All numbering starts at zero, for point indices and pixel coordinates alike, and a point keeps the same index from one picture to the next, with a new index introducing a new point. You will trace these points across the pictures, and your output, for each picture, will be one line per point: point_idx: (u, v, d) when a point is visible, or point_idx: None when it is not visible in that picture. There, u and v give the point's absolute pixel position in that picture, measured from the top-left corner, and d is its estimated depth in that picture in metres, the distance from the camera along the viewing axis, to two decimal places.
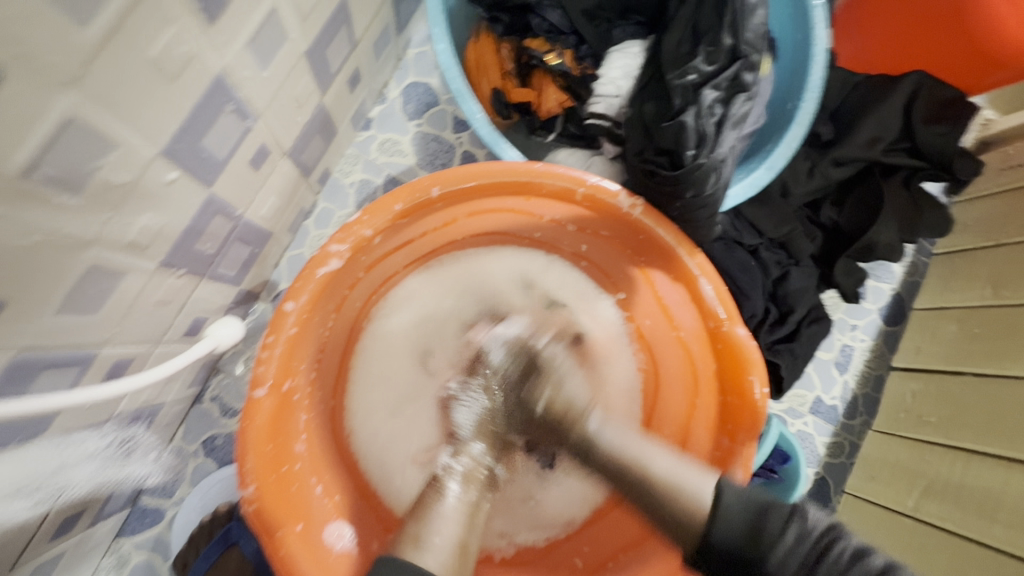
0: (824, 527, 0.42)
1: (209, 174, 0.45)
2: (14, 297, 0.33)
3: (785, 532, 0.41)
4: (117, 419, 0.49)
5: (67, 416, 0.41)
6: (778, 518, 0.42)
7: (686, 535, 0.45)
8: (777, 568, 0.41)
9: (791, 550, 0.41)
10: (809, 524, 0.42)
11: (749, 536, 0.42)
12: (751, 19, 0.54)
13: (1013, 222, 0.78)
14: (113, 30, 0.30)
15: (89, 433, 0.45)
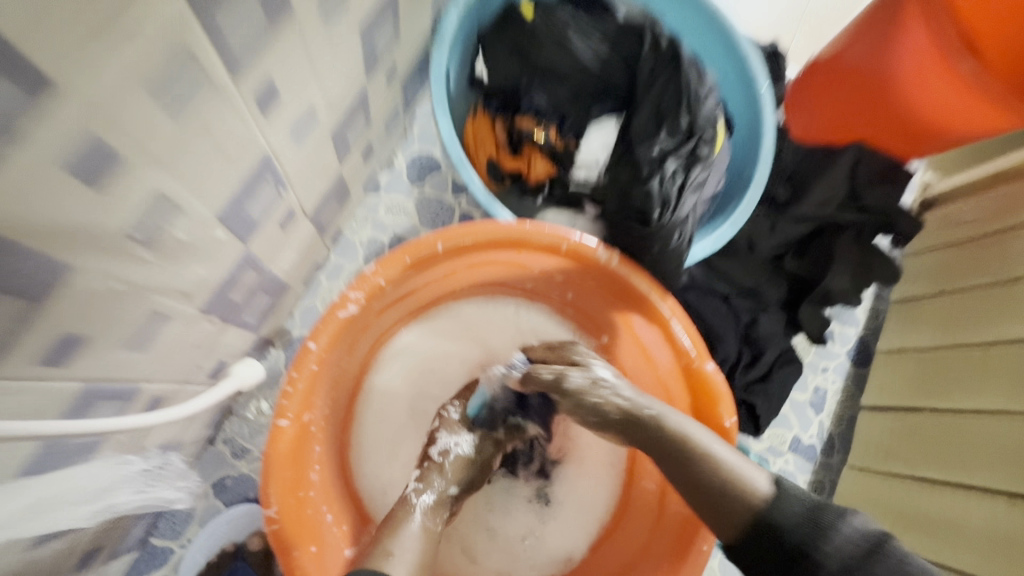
0: (865, 529, 0.48)
1: (247, 234, 0.53)
2: (98, 338, 0.40)
3: (843, 525, 0.48)
4: (148, 451, 0.54)
5: (111, 445, 0.47)
6: (833, 515, 0.49)
7: (740, 516, 0.50)
8: (827, 556, 0.47)
9: (844, 542, 0.47)
10: (854, 525, 0.48)
11: (811, 521, 0.49)
12: (703, 105, 0.67)
13: (951, 272, 0.88)
14: (209, 134, 0.39)
15: (127, 461, 0.50)
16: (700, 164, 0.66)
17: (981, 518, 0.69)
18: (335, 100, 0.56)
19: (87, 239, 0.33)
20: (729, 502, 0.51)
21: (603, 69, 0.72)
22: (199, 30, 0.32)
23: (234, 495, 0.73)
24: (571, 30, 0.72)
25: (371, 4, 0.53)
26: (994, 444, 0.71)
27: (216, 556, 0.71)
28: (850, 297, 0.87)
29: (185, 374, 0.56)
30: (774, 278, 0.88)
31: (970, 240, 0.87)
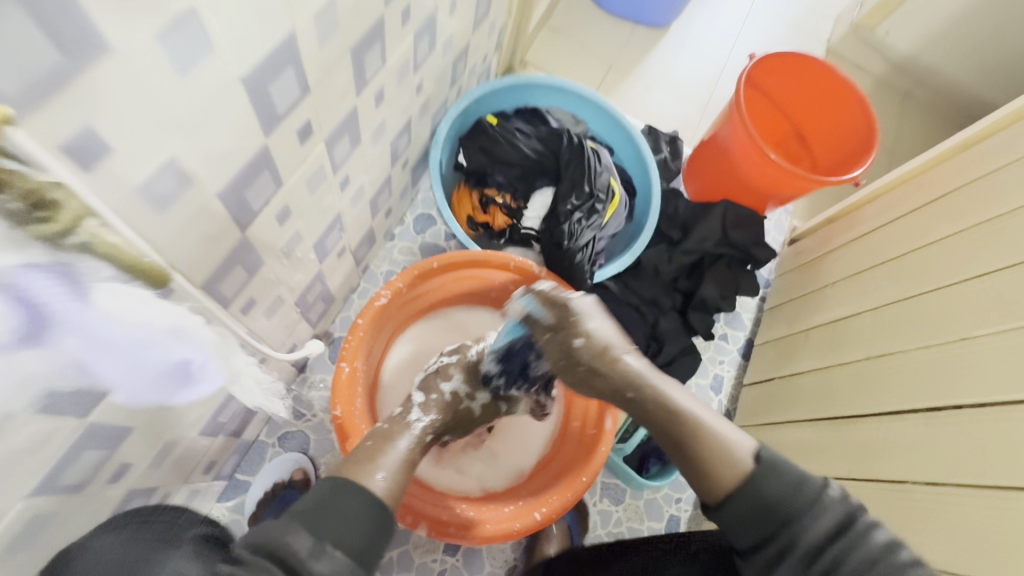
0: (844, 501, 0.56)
1: (322, 258, 0.91)
2: (256, 306, 0.76)
3: (823, 500, 0.56)
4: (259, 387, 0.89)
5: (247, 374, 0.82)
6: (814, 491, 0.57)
7: (721, 478, 0.60)
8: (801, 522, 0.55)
9: (819, 519, 0.55)
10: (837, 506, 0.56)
11: (786, 488, 0.57)
12: (597, 179, 1.10)
13: (798, 286, 1.26)
14: (319, 203, 0.78)
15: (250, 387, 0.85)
16: (595, 214, 1.10)
17: (798, 439, 1.00)
18: (374, 182, 0.96)
19: (271, 251, 0.70)
20: (707, 452, 0.63)
21: (541, 157, 1.15)
22: (327, 158, 0.71)
23: (292, 445, 1.06)
24: (518, 135, 1.15)
25: (398, 130, 0.94)
26: (808, 391, 1.05)
27: (271, 487, 0.98)
28: (720, 303, 1.24)
29: (280, 345, 0.92)
30: (671, 292, 1.26)
31: (807, 264, 1.28)
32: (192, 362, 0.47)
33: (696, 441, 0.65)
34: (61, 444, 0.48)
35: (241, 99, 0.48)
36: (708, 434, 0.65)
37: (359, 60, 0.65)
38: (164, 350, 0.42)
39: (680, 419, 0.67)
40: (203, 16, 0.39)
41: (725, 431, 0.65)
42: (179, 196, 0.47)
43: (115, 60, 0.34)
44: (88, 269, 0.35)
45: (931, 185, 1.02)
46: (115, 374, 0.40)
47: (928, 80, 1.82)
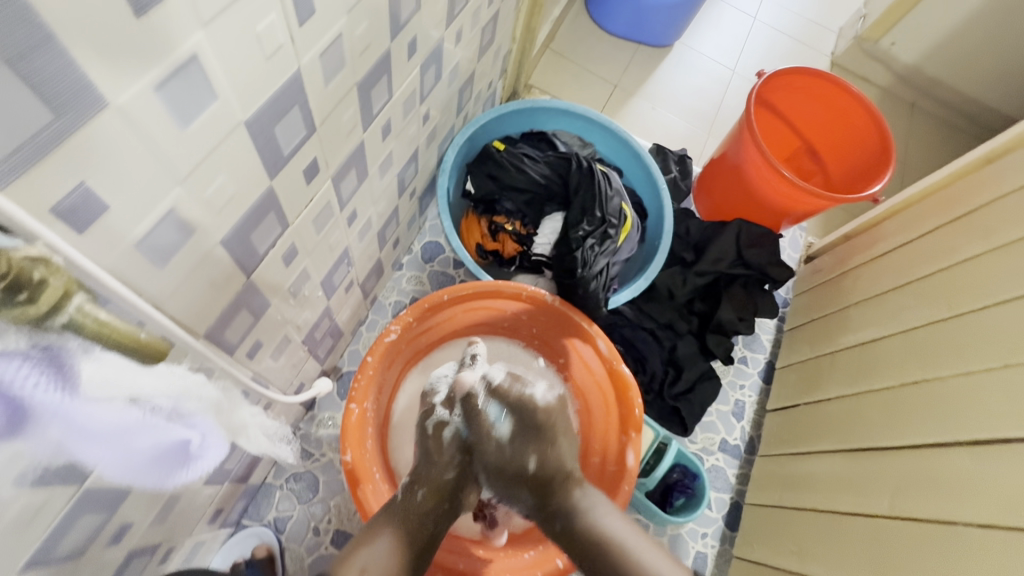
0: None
1: (330, 293, 0.88)
2: (264, 348, 0.73)
3: None
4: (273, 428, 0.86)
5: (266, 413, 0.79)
6: None
7: None
8: None
9: None
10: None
11: None
12: (608, 203, 1.08)
13: (816, 306, 1.24)
14: (327, 239, 0.75)
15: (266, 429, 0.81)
16: (609, 239, 1.07)
17: (829, 470, 0.97)
18: (381, 214, 0.93)
19: (277, 292, 0.67)
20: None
21: (549, 182, 1.12)
22: (334, 195, 0.69)
23: (301, 487, 1.02)
24: (526, 160, 1.13)
25: (405, 161, 0.92)
26: (839, 417, 1.01)
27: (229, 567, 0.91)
28: (737, 326, 1.19)
29: (286, 385, 0.88)
30: (686, 316, 1.22)
31: (826, 282, 1.25)
32: (189, 440, 0.42)
33: (628, 570, 0.68)
34: (57, 513, 0.45)
35: (246, 143, 0.46)
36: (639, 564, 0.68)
37: (365, 95, 0.63)
38: (157, 428, 0.38)
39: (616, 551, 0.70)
40: (206, 62, 0.37)
41: (654, 561, 0.69)
42: (181, 245, 0.44)
43: (112, 113, 0.32)
44: (71, 346, 0.30)
45: (952, 203, 1.00)
46: (98, 458, 0.36)
47: (935, 91, 1.80)
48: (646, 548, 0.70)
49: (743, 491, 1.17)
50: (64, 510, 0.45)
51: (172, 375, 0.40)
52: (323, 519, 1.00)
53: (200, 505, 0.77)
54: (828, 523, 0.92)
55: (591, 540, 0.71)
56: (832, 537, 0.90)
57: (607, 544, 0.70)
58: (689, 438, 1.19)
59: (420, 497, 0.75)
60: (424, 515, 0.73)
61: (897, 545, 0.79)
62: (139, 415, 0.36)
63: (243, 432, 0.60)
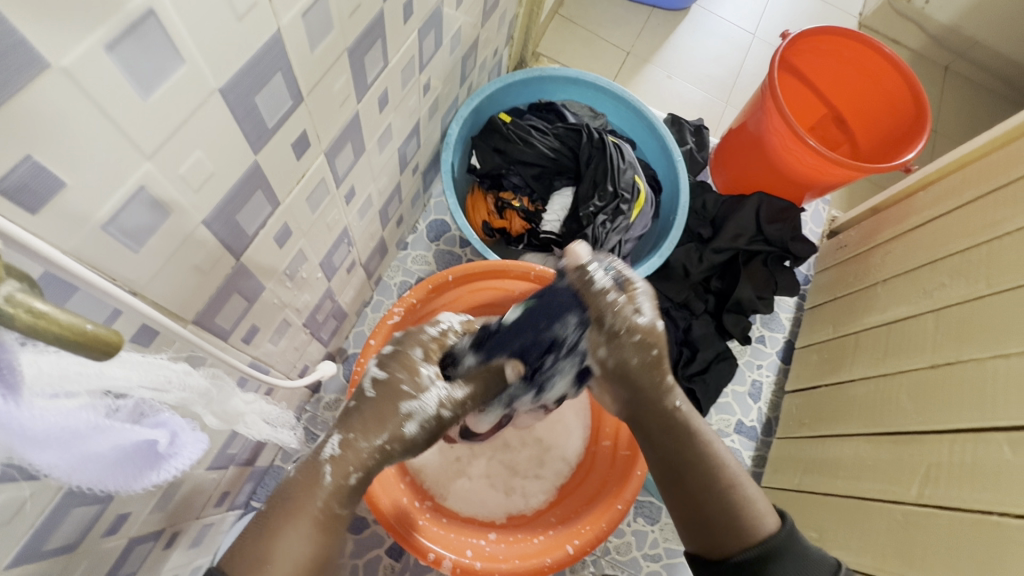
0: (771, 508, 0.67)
1: (330, 273, 0.85)
2: (263, 330, 0.70)
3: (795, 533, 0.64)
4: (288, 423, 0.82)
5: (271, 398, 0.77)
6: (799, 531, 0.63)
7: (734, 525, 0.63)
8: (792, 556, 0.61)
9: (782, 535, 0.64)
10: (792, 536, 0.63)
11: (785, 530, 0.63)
12: (621, 177, 1.03)
13: (839, 285, 1.19)
14: (324, 218, 0.71)
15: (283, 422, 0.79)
16: (622, 215, 1.02)
17: (852, 454, 0.94)
18: (382, 190, 0.89)
19: (272, 275, 0.64)
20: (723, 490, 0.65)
21: (559, 155, 1.07)
22: (329, 171, 0.65)
23: None
24: (534, 133, 1.08)
25: (405, 134, 0.87)
26: (863, 400, 0.98)
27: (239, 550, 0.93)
28: (757, 305, 1.15)
29: (290, 369, 0.87)
30: (702, 295, 1.18)
31: (852, 258, 1.19)
32: (158, 442, 0.38)
33: (720, 489, 0.65)
34: (41, 509, 0.43)
35: (222, 114, 0.42)
36: (718, 471, 0.66)
37: (358, 61, 0.59)
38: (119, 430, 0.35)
39: (710, 466, 0.66)
40: (166, 21, 0.33)
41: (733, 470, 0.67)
42: (156, 227, 0.41)
43: (56, 77, 0.29)
44: (8, 340, 0.27)
45: (990, 174, 0.94)
46: (49, 462, 0.32)
47: (971, 52, 1.68)
48: (745, 481, 0.67)
49: (758, 473, 1.14)
50: (51, 504, 0.44)
51: (146, 366, 0.37)
52: None
53: (205, 489, 0.76)
54: (850, 508, 0.89)
55: (688, 447, 0.67)
56: (855, 524, 0.87)
57: (707, 457, 0.66)
58: (704, 420, 1.15)
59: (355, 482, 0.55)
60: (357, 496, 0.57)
61: (925, 533, 0.76)
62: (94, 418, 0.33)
63: (240, 420, 0.58)
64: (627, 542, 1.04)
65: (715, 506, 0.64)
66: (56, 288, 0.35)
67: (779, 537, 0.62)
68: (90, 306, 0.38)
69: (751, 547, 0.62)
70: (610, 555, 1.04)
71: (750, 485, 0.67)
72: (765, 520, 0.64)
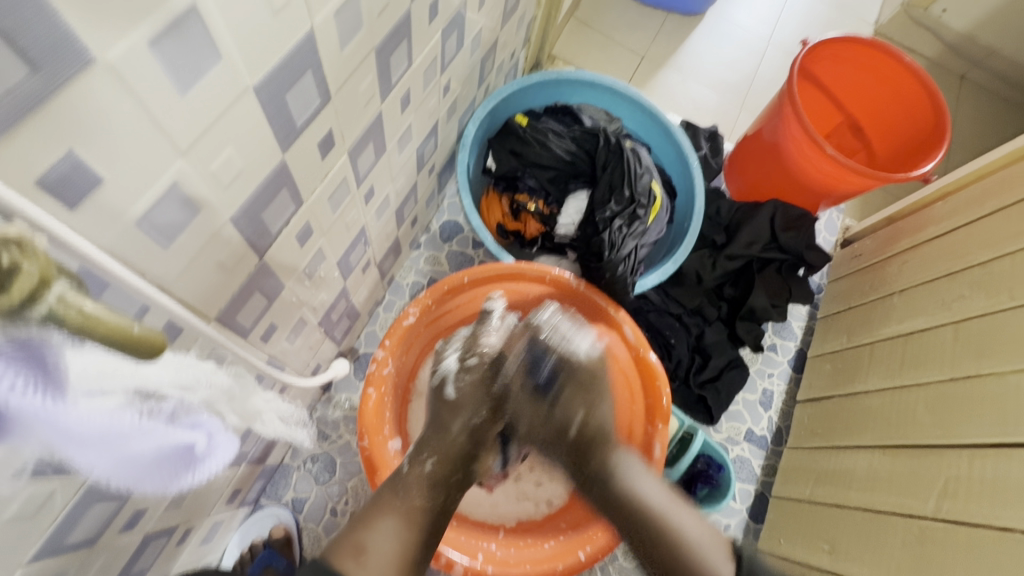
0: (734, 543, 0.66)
1: (346, 273, 0.84)
2: (281, 328, 0.70)
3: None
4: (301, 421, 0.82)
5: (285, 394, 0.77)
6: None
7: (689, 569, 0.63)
8: None
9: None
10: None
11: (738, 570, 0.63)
12: (637, 181, 1.02)
13: (854, 295, 1.18)
14: (343, 218, 0.71)
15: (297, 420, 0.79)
16: (638, 220, 1.02)
17: (866, 466, 0.93)
18: (399, 191, 0.89)
19: (292, 274, 0.64)
20: (673, 540, 0.66)
21: (575, 158, 1.07)
22: (351, 170, 0.65)
23: (319, 467, 1.01)
24: (551, 135, 1.07)
25: (424, 135, 0.87)
26: (879, 411, 0.97)
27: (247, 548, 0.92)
28: (771, 313, 1.14)
29: (304, 367, 0.86)
30: (716, 301, 1.18)
31: (867, 268, 1.18)
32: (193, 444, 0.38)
33: (668, 541, 0.66)
34: (64, 505, 0.43)
35: (255, 112, 0.41)
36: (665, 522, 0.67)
37: (384, 61, 0.58)
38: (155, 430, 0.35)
39: (658, 524, 0.67)
40: (206, 17, 0.32)
41: (686, 523, 0.67)
42: (186, 224, 0.41)
43: (99, 70, 0.28)
44: (53, 339, 0.27)
45: (1010, 186, 0.93)
46: (89, 461, 0.32)
47: (987, 62, 1.67)
48: (693, 526, 0.67)
49: (769, 482, 1.13)
50: (73, 501, 0.43)
51: (177, 365, 0.38)
52: (340, 501, 0.99)
53: (217, 487, 0.76)
54: (865, 521, 0.88)
55: (628, 507, 0.69)
56: (869, 536, 0.86)
57: (644, 513, 0.68)
58: (714, 427, 1.15)
59: (430, 468, 0.67)
60: (434, 487, 0.66)
61: (944, 549, 0.75)
62: (134, 417, 0.33)
63: (259, 419, 0.57)
64: None
65: (670, 563, 0.65)
66: (91, 281, 0.35)
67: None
68: (121, 301, 0.38)
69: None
70: (618, 561, 1.04)
71: (695, 530, 0.67)
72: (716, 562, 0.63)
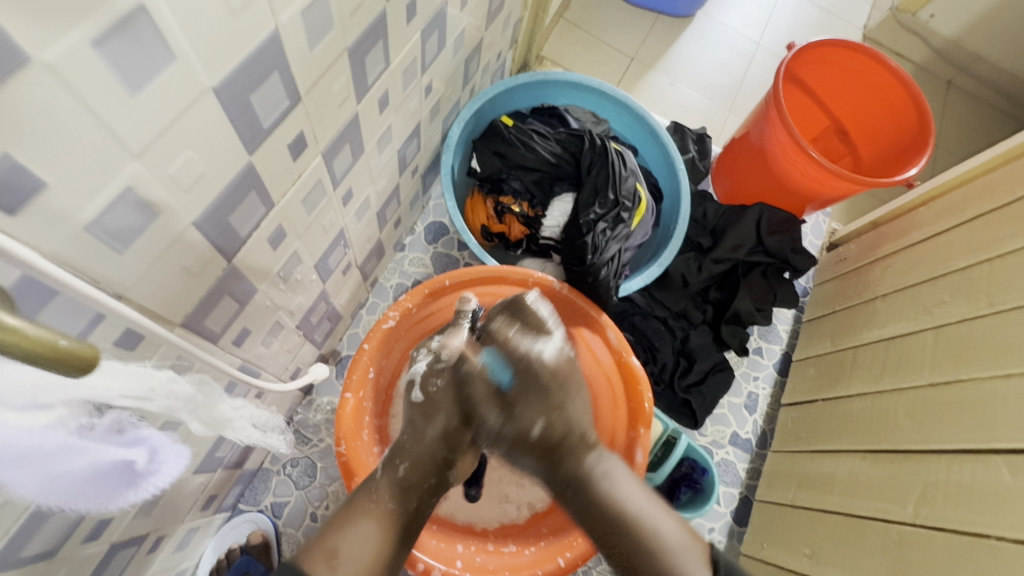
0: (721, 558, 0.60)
1: (325, 275, 0.83)
2: (256, 330, 0.69)
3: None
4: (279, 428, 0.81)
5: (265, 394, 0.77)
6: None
7: None
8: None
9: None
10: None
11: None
12: (622, 184, 1.02)
13: (839, 298, 1.18)
14: (319, 220, 0.69)
15: (275, 424, 0.78)
16: (622, 223, 1.01)
17: (847, 470, 0.93)
18: (381, 192, 0.88)
19: (265, 278, 0.63)
20: (644, 549, 0.60)
21: (560, 160, 1.07)
22: (326, 172, 0.64)
23: (298, 472, 0.99)
24: (536, 137, 1.07)
25: (405, 137, 0.86)
26: (861, 416, 0.97)
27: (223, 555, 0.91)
28: (755, 316, 1.14)
29: (281, 371, 0.85)
30: (701, 304, 1.17)
31: (852, 272, 1.19)
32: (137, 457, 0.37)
33: (639, 547, 0.61)
34: (16, 518, 0.42)
35: (215, 114, 0.40)
36: (640, 533, 0.61)
37: (358, 62, 0.57)
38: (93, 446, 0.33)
39: (634, 531, 0.61)
40: (156, 15, 0.31)
41: (665, 530, 0.61)
42: (144, 229, 0.40)
43: (38, 71, 0.27)
44: None
45: (994, 191, 0.93)
46: (18, 480, 0.30)
47: (974, 68, 1.67)
48: (676, 542, 0.61)
49: (753, 486, 1.13)
50: (26, 512, 0.42)
51: (128, 375, 0.36)
52: (320, 505, 0.98)
53: (191, 492, 0.75)
54: (845, 526, 0.88)
55: (597, 505, 0.64)
56: (849, 541, 0.86)
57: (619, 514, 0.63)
58: (699, 431, 1.15)
59: (403, 472, 0.65)
60: (407, 492, 0.64)
61: (920, 556, 0.75)
62: (65, 436, 0.32)
63: (228, 426, 0.56)
64: None
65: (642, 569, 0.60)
66: (37, 290, 0.34)
67: None
68: (71, 309, 0.37)
69: None
70: (602, 565, 1.03)
71: (683, 547, 0.60)
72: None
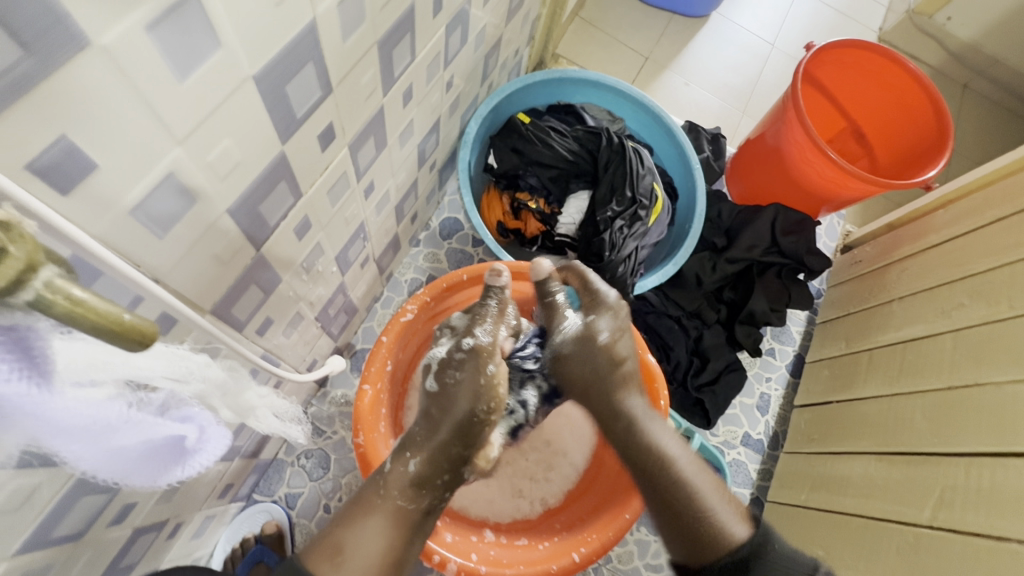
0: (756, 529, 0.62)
1: (344, 268, 0.83)
2: (277, 321, 0.69)
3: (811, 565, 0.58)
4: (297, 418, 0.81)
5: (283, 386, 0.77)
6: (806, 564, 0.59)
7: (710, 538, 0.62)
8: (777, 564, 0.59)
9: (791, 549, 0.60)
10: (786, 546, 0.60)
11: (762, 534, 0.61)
12: (639, 182, 1.02)
13: (853, 300, 1.18)
14: (341, 213, 0.70)
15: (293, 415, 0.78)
16: (639, 221, 1.01)
17: (862, 472, 0.93)
18: (400, 186, 0.88)
19: (289, 268, 0.64)
20: (685, 498, 0.65)
21: (577, 158, 1.07)
22: (351, 165, 0.64)
23: (312, 464, 1.00)
24: (553, 134, 1.07)
25: (425, 131, 0.86)
26: (876, 418, 0.97)
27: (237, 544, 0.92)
28: (770, 317, 1.13)
29: (299, 362, 0.86)
30: (715, 304, 1.17)
31: (867, 274, 1.18)
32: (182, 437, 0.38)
33: (681, 496, 0.65)
34: (50, 498, 0.42)
35: (253, 102, 0.41)
36: (685, 483, 0.66)
37: (387, 55, 0.58)
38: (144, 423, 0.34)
39: (679, 479, 0.67)
40: (207, 5, 0.32)
41: (707, 487, 0.66)
42: (182, 214, 0.41)
43: (95, 54, 0.28)
44: (41, 327, 0.27)
45: (1013, 195, 0.93)
46: (75, 455, 0.31)
47: (991, 71, 1.66)
48: (716, 495, 0.65)
49: (764, 487, 1.13)
50: (60, 493, 0.43)
51: (169, 357, 0.37)
52: (333, 497, 0.99)
53: (209, 481, 0.76)
54: (859, 528, 0.88)
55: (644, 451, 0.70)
56: (864, 543, 0.86)
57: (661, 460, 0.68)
58: (711, 431, 1.14)
59: (414, 468, 0.65)
60: (419, 489, 0.64)
61: (936, 557, 0.75)
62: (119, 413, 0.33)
63: (253, 414, 0.57)
64: (629, 551, 1.03)
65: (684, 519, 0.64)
66: (84, 269, 0.35)
67: (747, 546, 0.60)
68: (113, 290, 0.38)
69: (722, 559, 0.60)
70: (612, 563, 1.03)
71: (722, 502, 0.65)
72: (734, 528, 0.62)
